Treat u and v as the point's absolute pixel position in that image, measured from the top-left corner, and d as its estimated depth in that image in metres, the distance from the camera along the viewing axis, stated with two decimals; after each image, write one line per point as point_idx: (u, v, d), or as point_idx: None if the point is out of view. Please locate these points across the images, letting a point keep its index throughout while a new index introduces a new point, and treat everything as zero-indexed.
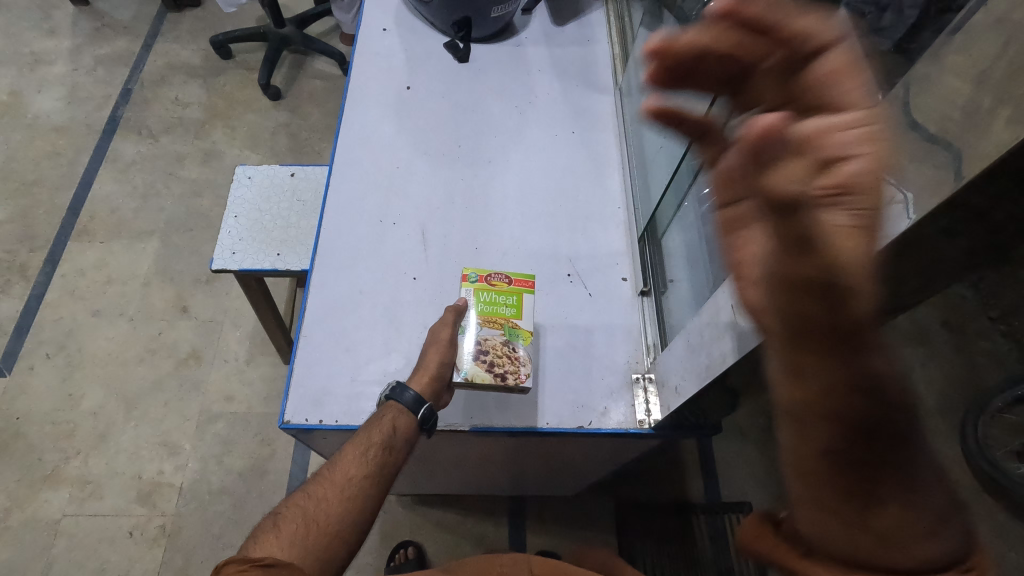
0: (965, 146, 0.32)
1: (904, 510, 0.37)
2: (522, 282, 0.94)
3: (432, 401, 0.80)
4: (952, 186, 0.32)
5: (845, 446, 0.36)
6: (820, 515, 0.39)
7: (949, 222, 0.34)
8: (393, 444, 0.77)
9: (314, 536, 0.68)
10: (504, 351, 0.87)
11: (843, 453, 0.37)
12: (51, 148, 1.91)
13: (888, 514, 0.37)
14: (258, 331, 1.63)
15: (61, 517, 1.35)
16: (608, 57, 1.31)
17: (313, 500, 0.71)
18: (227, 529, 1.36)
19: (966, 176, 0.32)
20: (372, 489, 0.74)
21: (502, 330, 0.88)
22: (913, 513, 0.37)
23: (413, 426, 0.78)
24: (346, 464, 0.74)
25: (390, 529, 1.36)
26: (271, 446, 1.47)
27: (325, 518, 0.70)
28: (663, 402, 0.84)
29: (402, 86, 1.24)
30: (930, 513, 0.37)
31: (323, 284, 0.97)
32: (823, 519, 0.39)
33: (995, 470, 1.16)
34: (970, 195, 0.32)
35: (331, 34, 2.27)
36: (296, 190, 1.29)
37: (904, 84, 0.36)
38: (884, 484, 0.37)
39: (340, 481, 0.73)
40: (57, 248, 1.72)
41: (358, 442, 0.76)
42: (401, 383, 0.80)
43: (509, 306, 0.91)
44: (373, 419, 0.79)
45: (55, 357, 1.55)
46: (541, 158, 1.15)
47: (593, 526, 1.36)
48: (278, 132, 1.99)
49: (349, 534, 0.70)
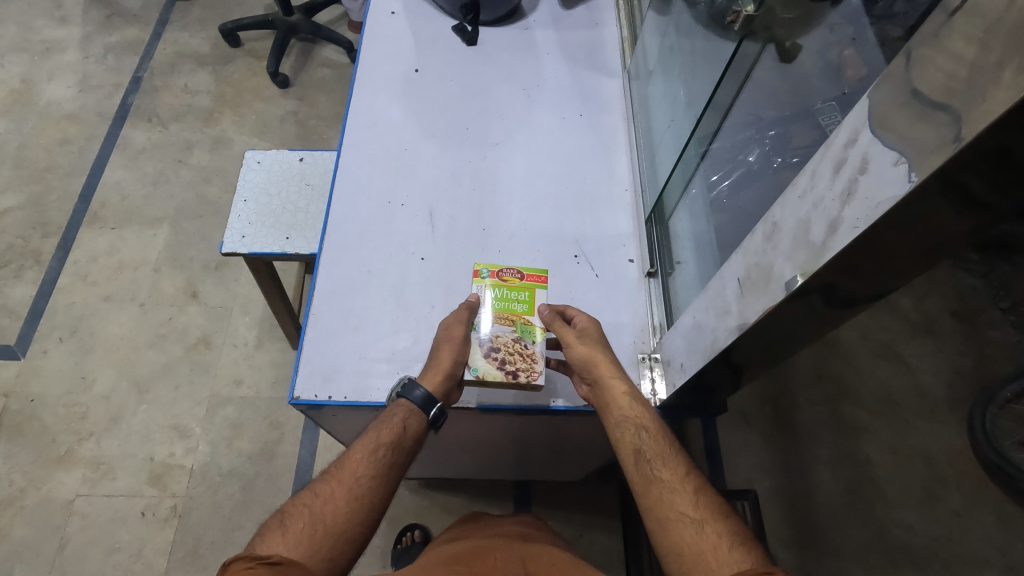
0: (965, 109, 0.32)
1: (712, 522, 0.65)
2: (534, 277, 0.93)
3: (442, 401, 0.80)
4: (953, 149, 0.32)
5: (668, 484, 0.69)
6: (676, 531, 0.65)
7: (948, 195, 0.35)
8: (402, 444, 0.75)
9: (320, 536, 0.65)
10: (517, 348, 0.85)
11: (670, 490, 0.68)
12: (62, 135, 1.92)
13: (706, 525, 0.65)
14: (267, 317, 1.65)
15: (74, 498, 1.37)
16: (616, 39, 1.30)
17: (319, 499, 0.68)
18: (237, 510, 1.38)
19: (966, 137, 0.31)
20: (381, 489, 0.71)
21: (513, 327, 0.87)
22: (717, 524, 0.65)
23: (424, 425, 0.78)
24: (353, 463, 0.72)
25: (397, 513, 1.37)
26: (280, 430, 1.49)
27: (332, 517, 0.66)
28: (668, 381, 0.85)
29: (410, 69, 1.24)
30: (727, 527, 0.64)
31: (332, 264, 0.98)
32: (680, 534, 0.65)
33: (1001, 459, 1.26)
34: (966, 164, 0.32)
35: (339, 21, 2.27)
36: (304, 175, 1.30)
37: (906, 52, 0.37)
38: (699, 509, 0.66)
39: (348, 481, 0.70)
40: (70, 233, 1.74)
41: (366, 441, 0.74)
42: (412, 381, 0.80)
43: (521, 303, 0.90)
44: (383, 418, 0.78)
45: (68, 341, 1.57)
46: (549, 140, 1.15)
47: (599, 511, 1.37)
48: (286, 120, 2.00)
49: (357, 535, 0.67)
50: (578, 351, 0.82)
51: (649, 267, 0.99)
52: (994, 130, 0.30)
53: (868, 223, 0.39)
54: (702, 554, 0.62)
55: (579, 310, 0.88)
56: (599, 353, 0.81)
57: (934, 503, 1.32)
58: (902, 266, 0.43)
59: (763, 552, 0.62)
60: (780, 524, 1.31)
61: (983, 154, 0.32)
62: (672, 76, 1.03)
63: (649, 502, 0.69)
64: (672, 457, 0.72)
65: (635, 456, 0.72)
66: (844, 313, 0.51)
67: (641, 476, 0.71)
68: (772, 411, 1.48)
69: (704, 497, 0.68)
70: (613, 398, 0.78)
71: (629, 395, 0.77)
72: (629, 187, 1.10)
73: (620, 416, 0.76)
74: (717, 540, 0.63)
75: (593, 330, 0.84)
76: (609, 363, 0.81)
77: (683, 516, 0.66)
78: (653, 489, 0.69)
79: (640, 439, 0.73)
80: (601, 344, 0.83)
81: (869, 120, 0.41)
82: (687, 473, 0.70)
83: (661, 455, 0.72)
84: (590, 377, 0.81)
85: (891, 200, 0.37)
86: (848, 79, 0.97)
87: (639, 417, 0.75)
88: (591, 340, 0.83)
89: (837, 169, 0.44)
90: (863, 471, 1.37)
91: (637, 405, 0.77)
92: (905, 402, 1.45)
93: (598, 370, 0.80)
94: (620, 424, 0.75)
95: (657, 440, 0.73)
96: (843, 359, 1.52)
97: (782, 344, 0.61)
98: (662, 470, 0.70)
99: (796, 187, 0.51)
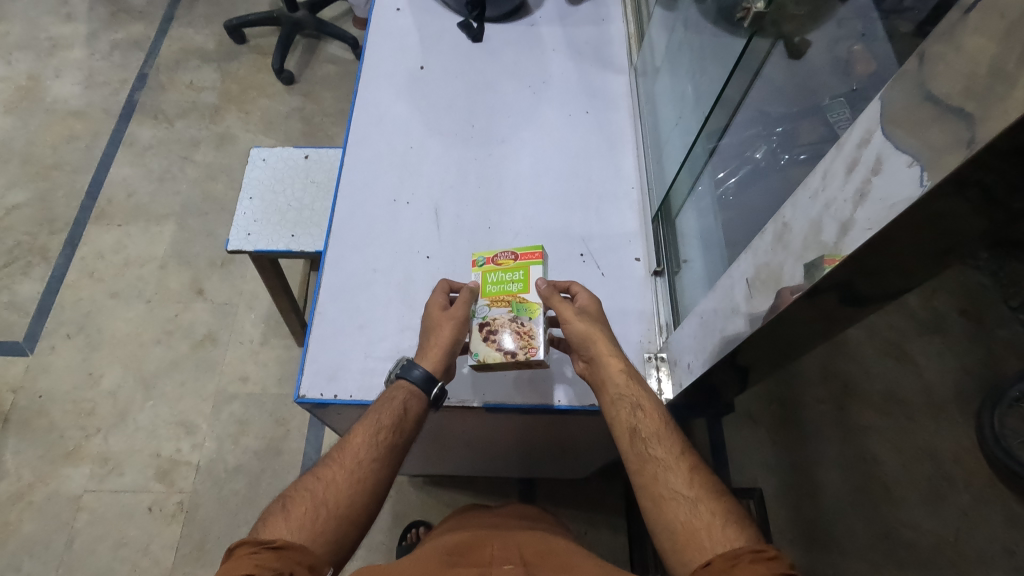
0: (979, 114, 0.31)
1: (705, 501, 0.65)
2: (528, 255, 0.90)
3: (442, 379, 0.80)
4: (964, 156, 0.32)
5: (661, 462, 0.69)
6: (667, 510, 0.65)
7: (961, 198, 0.35)
8: (403, 425, 0.75)
9: (323, 519, 0.65)
10: (514, 327, 0.83)
11: (663, 468, 0.68)
12: (70, 132, 1.93)
13: (700, 504, 0.64)
14: (272, 314, 1.65)
15: (83, 493, 1.38)
16: (622, 35, 1.30)
17: (321, 483, 0.68)
18: (243, 506, 1.38)
19: (976, 146, 0.31)
20: (382, 472, 0.71)
21: (508, 307, 0.84)
22: (710, 503, 0.65)
23: (424, 405, 0.78)
24: (354, 447, 0.71)
25: (402, 510, 1.37)
26: (285, 426, 1.49)
27: (335, 500, 0.66)
28: (674, 381, 0.84)
29: (415, 66, 1.23)
30: (720, 506, 0.65)
31: (337, 263, 0.98)
32: (671, 512, 0.65)
33: (1009, 458, 1.23)
34: (979, 170, 0.32)
35: (343, 18, 2.26)
36: (309, 172, 1.30)
37: (919, 53, 0.37)
38: (694, 488, 0.66)
39: (349, 464, 0.70)
40: (77, 230, 1.75)
41: (367, 424, 0.74)
42: (410, 361, 0.80)
43: (515, 283, 0.87)
44: (383, 399, 0.78)
45: (75, 338, 1.58)
46: (555, 137, 1.15)
47: (604, 508, 1.37)
48: (292, 117, 2.00)
49: (360, 518, 0.67)
50: (576, 327, 0.80)
51: (655, 266, 0.98)
52: (1006, 139, 0.30)
53: (884, 222, 0.38)
54: (696, 532, 0.62)
55: (580, 286, 0.87)
56: (596, 330, 0.81)
57: (942, 502, 1.29)
58: (912, 264, 0.42)
59: (755, 530, 0.63)
60: (786, 523, 1.36)
61: (1000, 157, 0.31)
62: (681, 72, 1.02)
63: (642, 480, 0.69)
64: (666, 435, 0.72)
65: (631, 435, 0.72)
66: (855, 312, 0.51)
67: (634, 454, 0.71)
68: (779, 410, 1.51)
69: (698, 475, 0.68)
70: (609, 375, 0.77)
71: (626, 373, 0.77)
72: (636, 185, 1.10)
73: (616, 394, 0.76)
74: (711, 518, 0.63)
75: (593, 307, 0.84)
76: (607, 341, 0.80)
77: (677, 495, 0.66)
78: (648, 468, 0.69)
79: (636, 418, 0.73)
80: (599, 322, 0.82)
81: (883, 119, 0.40)
82: (681, 451, 0.70)
83: (654, 433, 0.71)
84: (587, 354, 0.80)
85: (909, 200, 0.36)
86: (858, 75, 0.94)
87: (636, 396, 0.75)
88: (590, 318, 0.82)
89: (850, 168, 0.44)
90: (870, 471, 1.38)
91: (631, 382, 0.76)
92: (911, 401, 1.44)
93: (595, 347, 0.79)
94: (616, 402, 0.75)
95: (651, 417, 0.73)
96: (850, 358, 1.51)
97: (787, 344, 0.60)
98: (657, 448, 0.70)
99: (807, 188, 0.50)
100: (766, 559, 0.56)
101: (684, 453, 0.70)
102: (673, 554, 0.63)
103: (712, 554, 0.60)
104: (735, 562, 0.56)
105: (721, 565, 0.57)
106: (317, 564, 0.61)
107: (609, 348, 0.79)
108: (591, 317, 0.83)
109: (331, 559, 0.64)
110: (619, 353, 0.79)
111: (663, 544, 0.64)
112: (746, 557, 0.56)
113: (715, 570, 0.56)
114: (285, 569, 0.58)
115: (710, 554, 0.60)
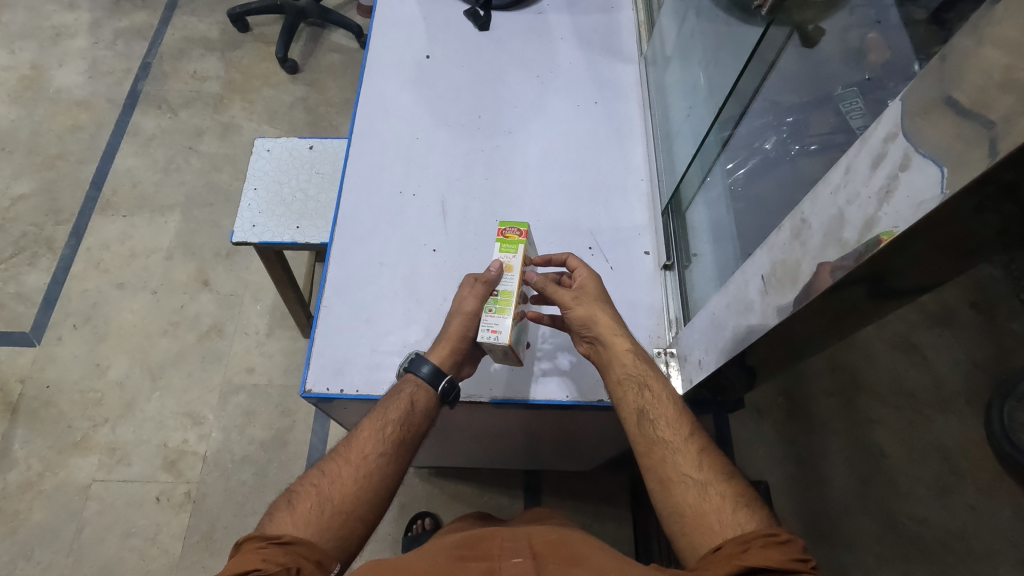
0: (1010, 119, 0.30)
1: (714, 484, 0.64)
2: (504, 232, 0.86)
3: (452, 373, 0.79)
4: (989, 164, 0.31)
5: (667, 443, 0.68)
6: (674, 492, 0.65)
7: (980, 201, 0.34)
8: (410, 417, 0.74)
9: (329, 514, 0.64)
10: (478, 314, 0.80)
11: (670, 451, 0.68)
12: (74, 122, 1.92)
13: (709, 489, 0.64)
14: (279, 305, 1.65)
15: (91, 482, 1.39)
16: (632, 23, 1.28)
17: (327, 478, 0.68)
18: (250, 496, 1.39)
19: (1001, 153, 0.30)
20: (391, 466, 0.70)
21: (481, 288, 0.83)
22: (721, 487, 0.64)
23: (435, 400, 0.77)
24: (362, 441, 0.71)
25: (408, 501, 1.37)
26: (292, 417, 1.49)
27: (341, 496, 0.66)
28: (684, 376, 0.83)
29: (421, 56, 1.22)
30: (731, 489, 0.64)
31: (343, 256, 0.97)
32: (679, 495, 0.64)
33: (1018, 453, 1.25)
34: (1003, 177, 0.31)
35: (347, 6, 2.24)
36: (314, 163, 1.29)
37: (941, 55, 0.36)
38: (703, 471, 0.66)
39: (356, 459, 0.70)
40: (82, 221, 1.75)
41: (376, 416, 0.74)
42: (419, 356, 0.79)
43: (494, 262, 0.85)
44: (393, 392, 0.77)
45: (82, 328, 1.59)
46: (562, 127, 1.13)
47: (610, 500, 1.37)
48: (296, 107, 1.98)
49: (367, 513, 0.67)
50: (577, 311, 0.79)
51: (665, 260, 0.97)
52: None
53: (909, 223, 0.37)
54: (705, 516, 0.62)
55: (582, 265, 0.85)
56: (600, 312, 0.79)
57: (949, 496, 1.30)
58: (934, 263, 0.41)
59: (767, 512, 0.62)
60: (791, 515, 1.30)
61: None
62: (691, 63, 1.00)
63: (649, 463, 0.68)
64: (673, 416, 0.71)
65: (638, 416, 0.71)
66: (884, 304, 0.49)
67: (641, 436, 0.70)
68: (785, 402, 1.45)
69: (707, 458, 0.67)
70: (614, 356, 0.76)
71: (633, 353, 0.76)
72: (645, 177, 1.08)
73: (622, 374, 0.75)
74: (721, 501, 0.63)
75: (597, 287, 0.82)
76: (611, 321, 0.79)
77: (685, 477, 0.65)
78: (655, 450, 0.68)
79: (644, 399, 0.72)
80: (604, 303, 0.81)
81: (908, 115, 0.39)
82: (689, 432, 0.69)
83: (660, 415, 0.71)
84: (591, 335, 0.79)
85: (933, 201, 0.35)
86: (870, 64, 0.93)
87: (642, 376, 0.74)
88: (589, 299, 0.80)
89: (875, 165, 0.42)
90: (876, 464, 1.35)
91: (635, 363, 0.75)
92: (921, 395, 1.43)
93: (599, 328, 0.78)
94: (621, 383, 0.75)
95: (655, 400, 0.72)
96: (858, 349, 1.50)
97: (802, 341, 0.60)
98: (664, 430, 0.69)
99: (828, 183, 0.49)
100: (777, 543, 0.56)
101: (692, 434, 0.69)
102: (682, 537, 0.63)
103: (722, 538, 0.60)
104: (746, 546, 0.56)
105: (730, 551, 0.56)
106: (324, 560, 0.61)
107: (609, 331, 0.78)
108: (593, 297, 0.81)
109: (339, 555, 0.64)
110: (626, 334, 0.78)
111: (671, 526, 0.64)
112: (757, 541, 0.56)
113: (723, 554, 0.56)
114: (291, 565, 0.58)
115: (718, 538, 0.60)
